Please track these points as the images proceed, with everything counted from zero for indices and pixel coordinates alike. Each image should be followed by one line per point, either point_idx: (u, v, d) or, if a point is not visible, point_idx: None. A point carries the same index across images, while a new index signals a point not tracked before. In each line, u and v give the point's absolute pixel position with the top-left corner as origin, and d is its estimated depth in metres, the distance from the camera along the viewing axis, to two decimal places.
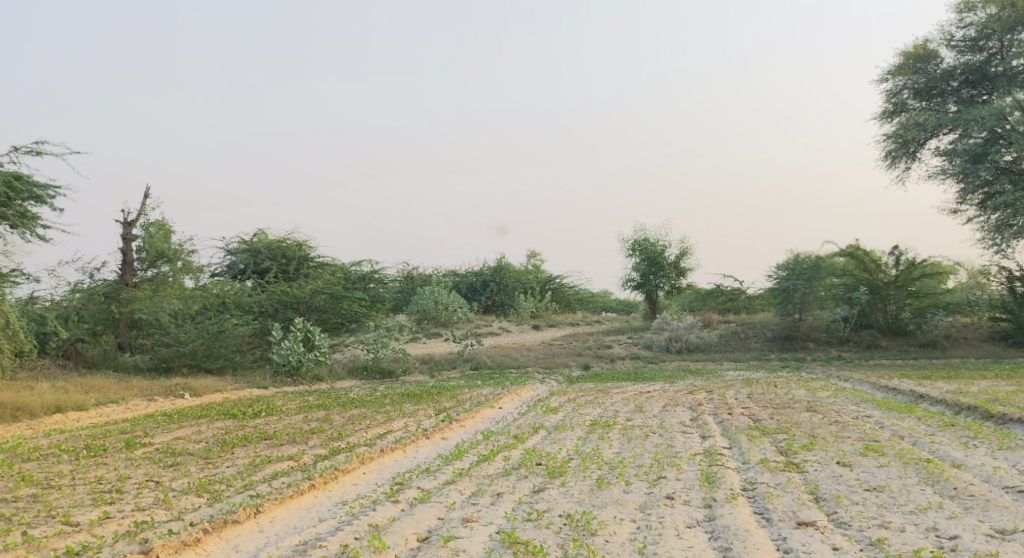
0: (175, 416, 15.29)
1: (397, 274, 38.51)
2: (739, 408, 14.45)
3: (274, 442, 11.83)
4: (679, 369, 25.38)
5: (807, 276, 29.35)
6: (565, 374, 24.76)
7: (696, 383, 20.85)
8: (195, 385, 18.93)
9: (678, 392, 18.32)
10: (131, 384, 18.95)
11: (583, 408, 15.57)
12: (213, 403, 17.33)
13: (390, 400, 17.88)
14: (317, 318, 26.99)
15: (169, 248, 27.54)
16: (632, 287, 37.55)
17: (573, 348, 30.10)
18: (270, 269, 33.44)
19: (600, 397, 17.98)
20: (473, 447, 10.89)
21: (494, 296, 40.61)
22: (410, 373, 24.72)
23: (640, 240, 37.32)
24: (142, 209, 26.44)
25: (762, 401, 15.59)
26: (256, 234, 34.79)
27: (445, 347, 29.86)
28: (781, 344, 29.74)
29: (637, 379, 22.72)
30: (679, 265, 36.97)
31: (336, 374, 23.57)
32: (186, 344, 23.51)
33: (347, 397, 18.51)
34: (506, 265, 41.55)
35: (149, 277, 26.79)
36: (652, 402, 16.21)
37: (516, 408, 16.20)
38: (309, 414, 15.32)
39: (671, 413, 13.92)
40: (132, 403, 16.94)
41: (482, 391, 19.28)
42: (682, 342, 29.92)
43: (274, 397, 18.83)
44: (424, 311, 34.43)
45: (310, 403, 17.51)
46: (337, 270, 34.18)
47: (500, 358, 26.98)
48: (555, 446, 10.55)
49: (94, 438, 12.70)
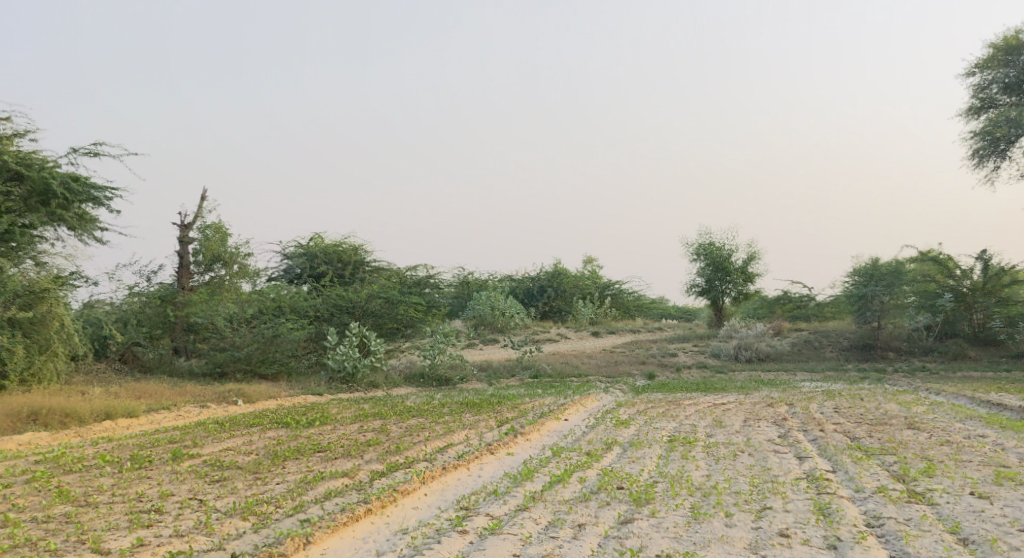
0: (227, 425, 14.55)
1: (453, 279, 37.71)
2: (828, 426, 13.31)
3: (328, 456, 10.99)
4: (751, 380, 24.12)
5: (887, 282, 28.18)
6: (629, 383, 23.68)
7: (772, 395, 19.68)
8: (250, 391, 18.25)
9: (755, 405, 17.19)
10: (185, 389, 18.34)
11: (657, 421, 14.52)
12: (266, 411, 16.61)
13: (448, 409, 16.99)
14: (373, 323, 26.31)
15: (226, 251, 27.06)
16: (697, 293, 36.25)
17: (636, 356, 28.94)
18: (326, 273, 32.93)
19: (671, 409, 16.89)
20: (543, 465, 9.96)
21: (551, 302, 39.53)
22: (469, 381, 23.83)
23: (705, 244, 36.06)
24: (199, 211, 26.02)
25: (851, 418, 14.43)
26: (312, 238, 34.35)
27: (503, 353, 28.99)
28: (859, 353, 28.56)
29: (707, 390, 21.59)
30: (748, 271, 35.57)
31: (392, 381, 22.78)
32: (241, 349, 22.90)
33: (404, 405, 17.67)
34: (564, 270, 40.59)
35: (206, 281, 26.33)
36: (729, 416, 15.13)
37: (583, 420, 15.20)
38: (365, 425, 14.49)
39: (756, 430, 12.85)
40: (184, 409, 16.25)
41: (544, 401, 18.33)
42: (752, 351, 28.63)
43: (330, 404, 18.08)
44: (481, 317, 33.55)
45: (367, 412, 16.69)
46: (393, 275, 33.52)
47: (559, 366, 25.92)
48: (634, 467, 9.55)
49: (140, 449, 11.95)
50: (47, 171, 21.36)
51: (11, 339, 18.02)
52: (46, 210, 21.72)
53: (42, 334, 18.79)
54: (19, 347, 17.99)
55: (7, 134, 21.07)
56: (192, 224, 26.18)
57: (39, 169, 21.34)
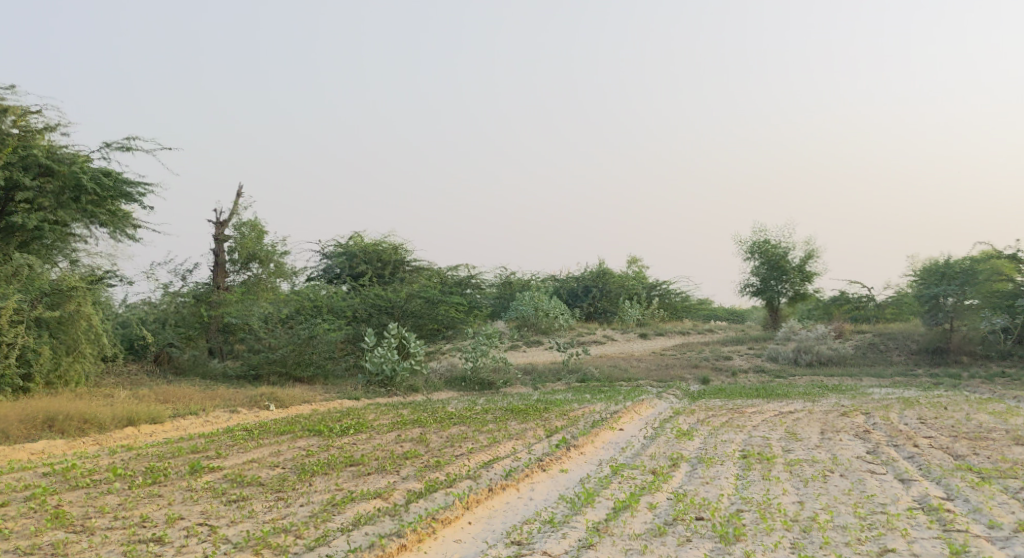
0: (256, 433, 13.39)
1: (495, 279, 36.46)
2: (920, 440, 11.97)
3: (359, 471, 9.81)
4: (816, 387, 22.65)
5: (961, 281, 28.10)
6: (683, 388, 22.34)
7: (843, 404, 18.32)
8: (282, 395, 17.17)
9: (827, 416, 15.81)
10: (216, 393, 17.29)
11: (723, 433, 13.22)
12: (300, 417, 15.46)
13: (493, 416, 15.74)
14: (412, 324, 25.25)
15: (262, 249, 26.09)
16: (751, 293, 34.69)
17: (688, 359, 27.47)
18: (365, 272, 31.92)
19: (735, 418, 15.54)
20: (604, 488, 8.67)
21: (596, 302, 38.16)
22: (513, 386, 22.60)
23: (760, 242, 34.50)
24: (235, 207, 25.07)
25: (942, 431, 13.04)
26: (352, 237, 33.43)
27: (547, 355, 27.76)
28: (929, 358, 28.19)
29: (770, 397, 20.19)
30: (806, 269, 33.93)
31: (433, 385, 21.65)
32: (276, 350, 21.85)
33: (445, 411, 16.50)
34: (610, 270, 39.16)
35: (241, 280, 25.37)
36: (804, 427, 13.77)
37: (641, 430, 13.86)
38: (404, 433, 13.31)
39: (840, 445, 11.52)
40: (213, 414, 15.04)
41: (595, 408, 17.06)
42: (812, 354, 27.58)
43: (366, 410, 16.98)
44: (524, 318, 32.29)
45: (405, 418, 15.50)
46: (434, 275, 32.44)
47: (608, 369, 24.60)
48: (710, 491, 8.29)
49: (158, 460, 10.50)
50: (79, 165, 20.21)
51: (37, 340, 17.11)
52: (77, 206, 20.59)
53: (70, 334, 17.84)
54: (44, 349, 17.04)
55: (38, 127, 20.05)
56: (228, 221, 25.24)
57: (70, 163, 20.24)
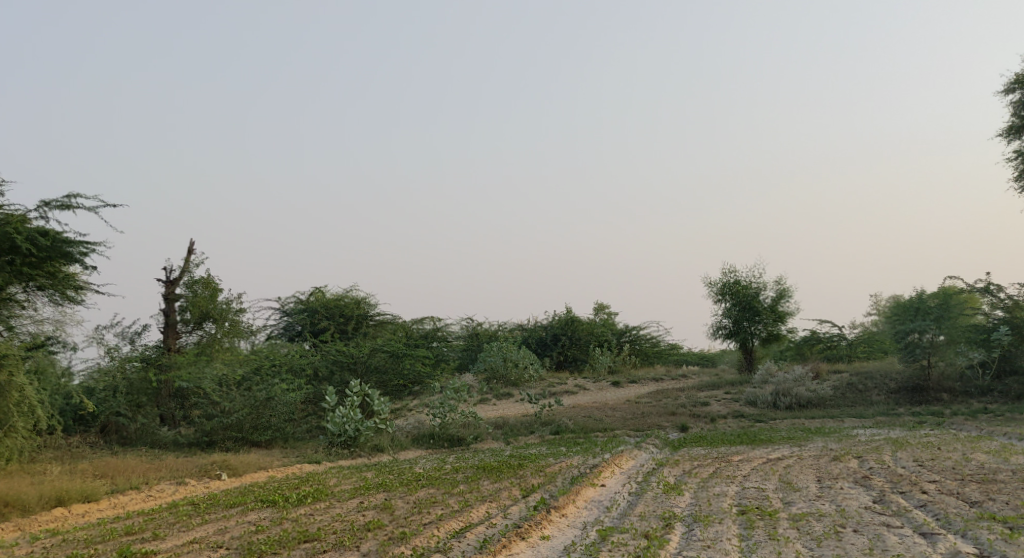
0: (203, 507, 12.17)
1: (462, 330, 35.41)
2: (927, 486, 11.06)
3: (314, 549, 8.69)
4: (798, 431, 21.78)
5: (936, 315, 27.47)
6: (661, 436, 21.37)
7: (831, 448, 17.45)
8: (235, 462, 15.89)
9: (819, 461, 14.90)
10: (163, 463, 15.99)
11: (714, 485, 12.24)
12: (253, 486, 14.24)
13: (463, 476, 14.66)
14: (376, 381, 24.05)
15: (216, 308, 24.78)
16: (724, 335, 33.96)
17: (664, 406, 26.51)
18: (328, 328, 30.76)
19: (722, 467, 14.60)
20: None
21: (566, 351, 37.22)
22: (484, 441, 21.50)
23: (730, 283, 33.92)
24: (187, 264, 23.91)
25: (946, 475, 12.15)
26: (313, 292, 32.29)
27: (519, 408, 26.67)
28: (909, 396, 27.52)
29: (754, 443, 19.28)
30: (778, 310, 33.34)
31: (400, 444, 20.47)
32: (231, 415, 20.56)
33: (412, 473, 15.34)
34: (578, 317, 38.31)
35: (195, 340, 24.03)
36: (798, 476, 12.81)
37: (625, 485, 12.81)
38: (366, 501, 12.13)
39: (843, 494, 10.56)
40: (157, 488, 13.75)
41: (573, 462, 15.99)
42: (791, 397, 26.98)
43: (328, 474, 15.79)
44: (493, 369, 31.20)
45: (370, 482, 14.33)
46: (399, 328, 31.34)
47: (582, 419, 23.51)
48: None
49: (84, 547, 9.31)
50: (12, 225, 18.80)
51: None
52: (12, 269, 19.15)
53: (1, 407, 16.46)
54: None
55: None
56: (179, 278, 24.03)
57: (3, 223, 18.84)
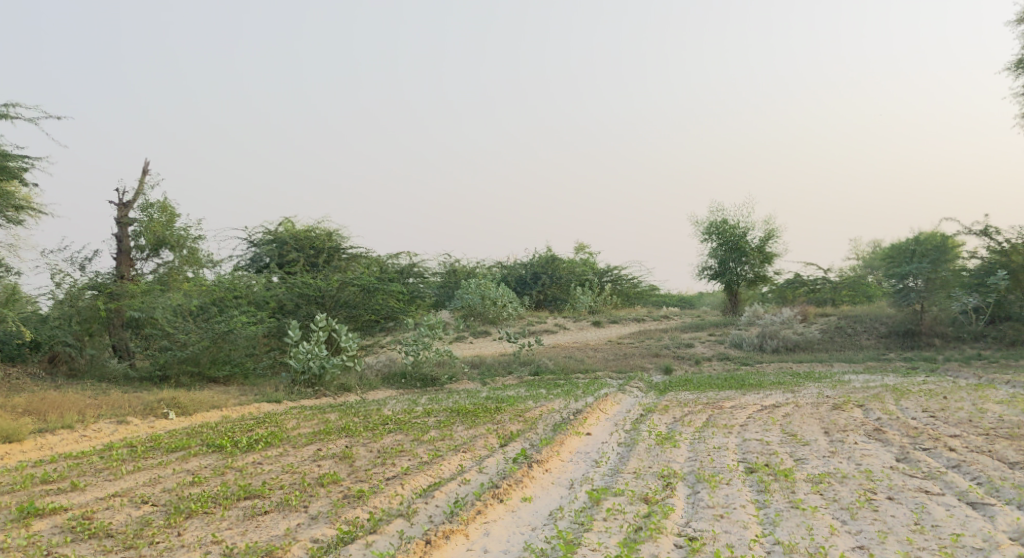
0: (139, 450, 10.80)
1: (439, 266, 33.98)
2: (950, 442, 9.91)
3: (255, 509, 7.41)
4: (788, 376, 20.73)
5: (932, 257, 26.56)
6: (645, 379, 20.22)
7: (828, 395, 16.38)
8: (185, 400, 14.47)
9: (819, 410, 13.76)
10: (107, 399, 14.56)
11: (712, 436, 11.03)
12: (202, 427, 12.89)
13: (433, 420, 13.38)
14: (346, 315, 22.66)
15: (173, 234, 23.17)
16: (709, 276, 32.82)
17: (647, 347, 25.36)
18: (297, 261, 29.25)
19: (716, 414, 13.43)
20: (584, 542, 6.44)
21: (546, 290, 35.93)
22: (458, 382, 20.28)
23: (716, 222, 32.68)
24: (141, 186, 22.23)
25: (966, 428, 11.04)
26: (283, 223, 30.71)
27: (496, 347, 25.43)
28: (900, 341, 26.66)
29: (743, 388, 18.17)
30: (766, 251, 32.19)
31: (368, 383, 19.18)
32: (186, 348, 19.09)
33: (379, 416, 14.04)
34: (559, 256, 36.97)
35: (151, 270, 22.36)
36: (802, 426, 11.65)
37: (612, 435, 11.56)
38: (324, 447, 10.81)
39: (860, 451, 9.43)
40: (93, 427, 12.36)
41: (553, 406, 14.76)
42: (778, 340, 25.98)
43: (287, 415, 14.45)
44: (469, 307, 29.90)
45: (331, 426, 12.98)
46: (373, 262, 29.83)
47: (562, 360, 22.34)
48: (734, 545, 6.29)
49: None
50: None
51: None
52: None
53: None
54: None
55: None
56: (133, 202, 22.36)
57: None
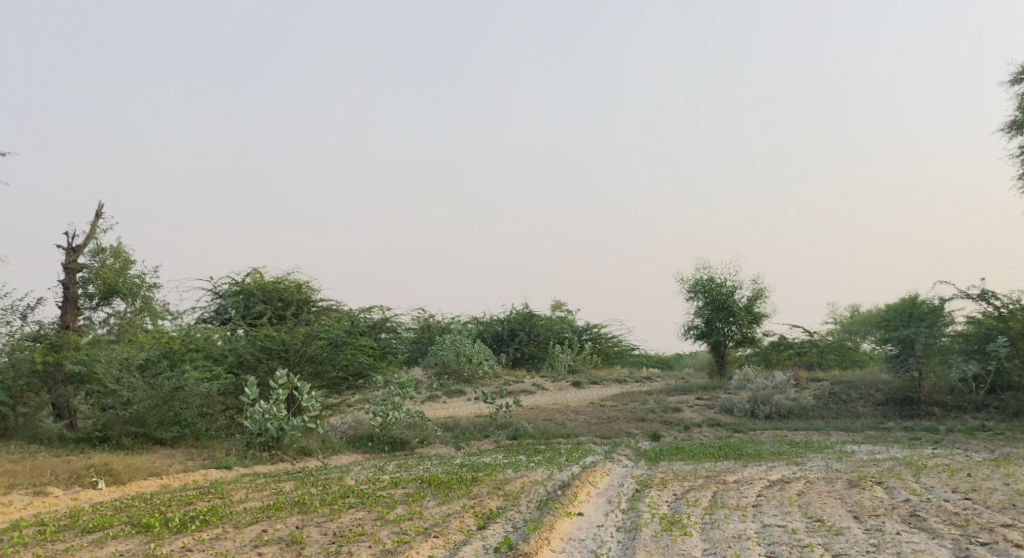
0: (47, 531, 9.09)
1: (412, 322, 32.37)
2: (1009, 534, 8.45)
3: None
4: (785, 445, 19.25)
5: (929, 322, 25.30)
6: (633, 446, 18.63)
7: (836, 469, 14.88)
8: (119, 466, 12.71)
9: (835, 488, 12.28)
10: (30, 464, 12.80)
11: (727, 521, 9.47)
12: (133, 500, 11.15)
13: (401, 495, 11.71)
14: (311, 371, 20.93)
15: (126, 281, 21.53)
16: (695, 336, 31.47)
17: (632, 411, 23.79)
18: (263, 313, 27.56)
19: (721, 492, 11.86)
20: None
21: (524, 348, 34.38)
22: (430, 446, 18.59)
23: (703, 281, 31.43)
24: (93, 229, 20.67)
25: (1015, 517, 9.60)
26: (250, 273, 29.15)
27: (472, 408, 23.78)
28: (897, 408, 25.27)
29: (740, 458, 16.66)
30: (754, 310, 30.93)
31: (331, 447, 17.45)
32: (131, 406, 17.36)
33: (340, 487, 12.36)
34: (539, 313, 35.48)
35: (99, 319, 20.68)
36: (826, 510, 10.13)
37: (609, 518, 9.97)
38: (270, 529, 9.13)
39: (910, 546, 7.95)
40: (3, 500, 10.62)
41: (537, 477, 13.14)
42: (770, 406, 24.56)
43: (235, 485, 12.73)
44: (444, 364, 28.25)
45: (283, 500, 11.27)
46: (344, 316, 28.25)
47: (543, 423, 20.70)
48: None
49: None
50: None
51: None
52: None
53: None
54: None
55: None
56: (82, 245, 20.76)
57: None
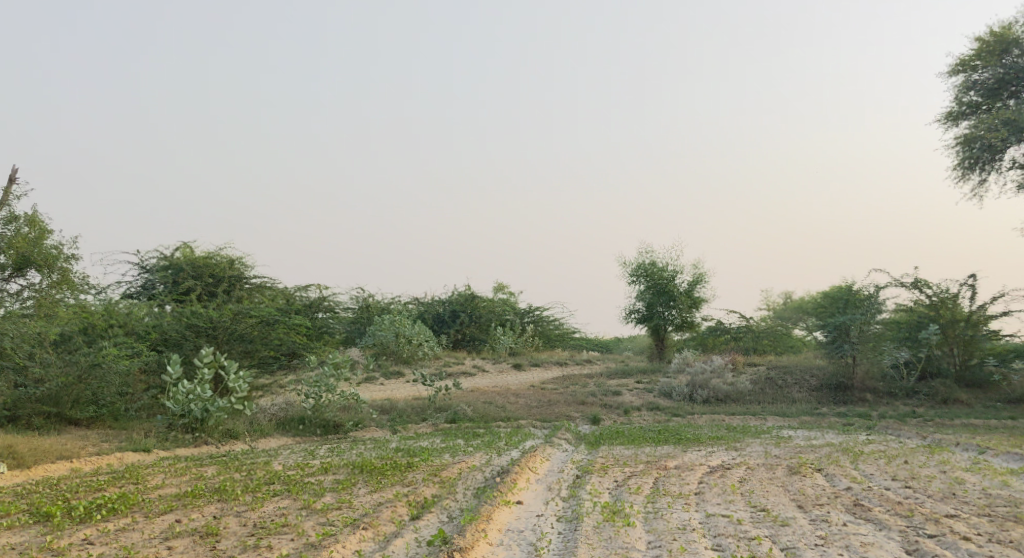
0: None
1: (350, 301, 31.56)
2: (956, 526, 8.22)
3: None
4: (724, 430, 19.11)
5: (865, 309, 25.51)
6: (572, 430, 18.28)
7: (777, 455, 14.70)
8: (25, 449, 11.86)
9: (777, 475, 12.03)
10: None
11: (671, 511, 9.09)
12: (37, 486, 10.34)
13: (330, 481, 11.11)
14: (241, 350, 19.90)
15: (42, 252, 20.38)
16: (636, 320, 31.32)
17: (572, 394, 23.46)
18: (193, 290, 26.53)
19: (662, 479, 11.51)
20: None
21: (464, 329, 33.90)
22: (364, 429, 17.98)
23: (645, 264, 31.26)
24: (7, 195, 19.48)
25: (960, 506, 9.42)
26: (181, 248, 28.04)
27: (409, 390, 23.22)
28: (832, 394, 25.35)
29: (681, 443, 16.41)
30: (694, 295, 30.88)
31: (258, 429, 16.72)
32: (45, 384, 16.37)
33: (266, 472, 11.70)
34: (480, 295, 34.97)
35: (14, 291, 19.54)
36: (770, 499, 9.83)
37: (549, 507, 9.53)
38: (184, 520, 8.47)
39: (860, 539, 7.64)
40: None
41: (475, 462, 12.66)
42: (708, 390, 24.49)
43: (152, 470, 11.97)
44: (382, 345, 27.59)
45: (203, 486, 10.59)
46: (278, 294, 27.38)
47: (482, 406, 20.22)
48: None
49: None
50: None
51: None
52: None
53: None
54: None
55: None
56: None
57: None
